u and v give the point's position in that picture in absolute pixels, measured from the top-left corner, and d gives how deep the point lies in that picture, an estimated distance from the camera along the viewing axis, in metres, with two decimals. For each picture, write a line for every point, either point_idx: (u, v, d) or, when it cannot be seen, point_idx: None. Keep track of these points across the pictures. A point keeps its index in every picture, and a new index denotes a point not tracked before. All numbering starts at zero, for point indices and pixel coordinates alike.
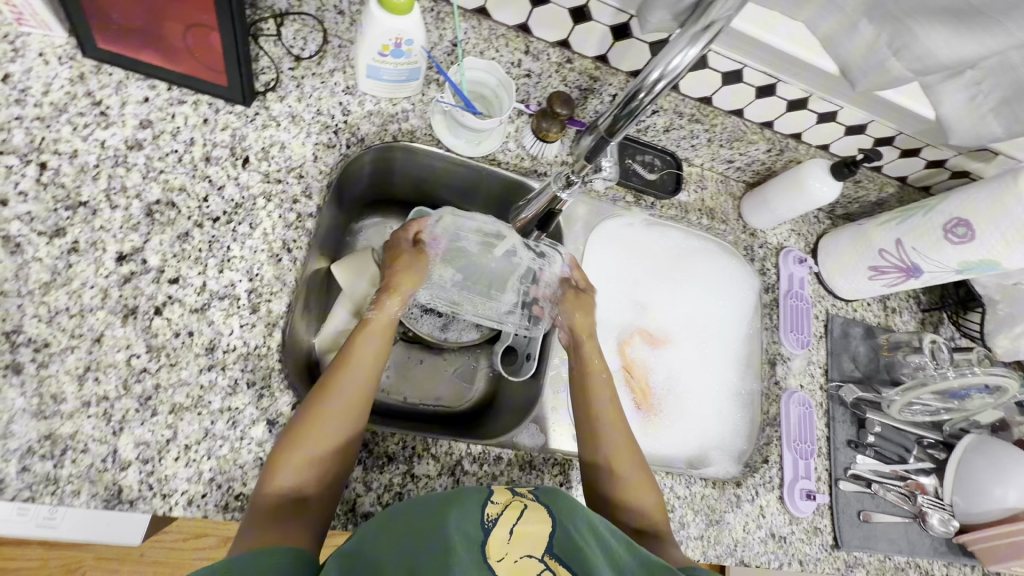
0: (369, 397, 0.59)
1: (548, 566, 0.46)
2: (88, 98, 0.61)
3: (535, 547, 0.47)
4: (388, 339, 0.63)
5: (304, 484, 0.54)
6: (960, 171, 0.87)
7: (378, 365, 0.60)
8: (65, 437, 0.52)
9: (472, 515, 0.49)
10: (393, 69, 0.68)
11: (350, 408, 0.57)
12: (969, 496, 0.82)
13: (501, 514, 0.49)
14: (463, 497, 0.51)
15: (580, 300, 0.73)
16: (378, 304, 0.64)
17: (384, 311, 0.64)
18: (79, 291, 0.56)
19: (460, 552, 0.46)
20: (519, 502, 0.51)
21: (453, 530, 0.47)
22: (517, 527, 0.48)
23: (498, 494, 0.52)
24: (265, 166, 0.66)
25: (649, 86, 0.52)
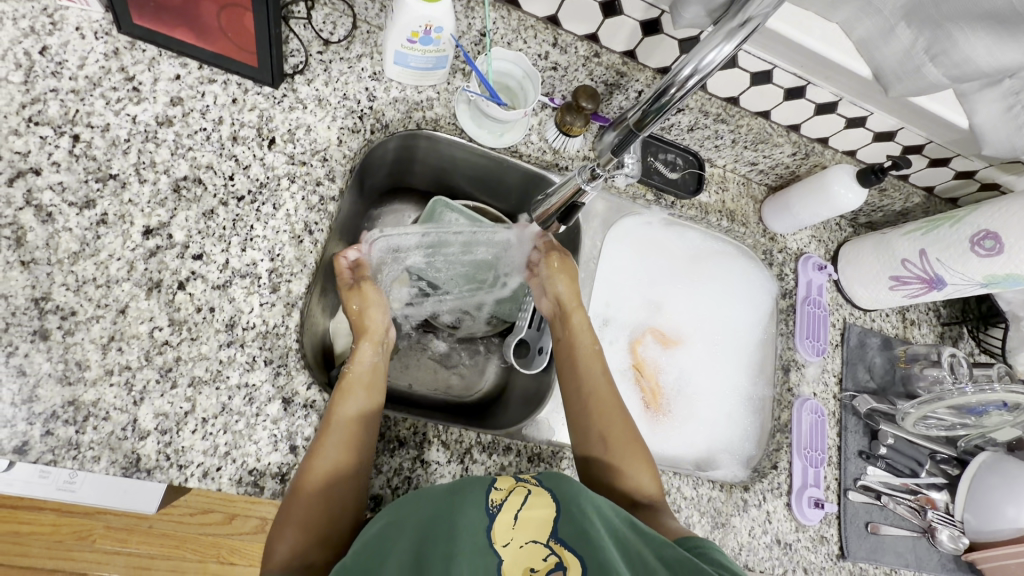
0: (360, 445, 0.59)
1: (553, 551, 0.47)
2: (121, 73, 0.62)
3: (539, 532, 0.48)
4: (369, 383, 0.64)
5: (309, 550, 0.53)
6: (989, 184, 0.85)
7: (364, 409, 0.61)
8: (88, 404, 0.54)
9: (477, 500, 0.50)
10: (420, 56, 0.68)
11: (340, 460, 0.56)
12: (981, 514, 0.81)
13: (505, 500, 0.50)
14: (468, 486, 0.52)
15: (559, 269, 0.76)
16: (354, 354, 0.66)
17: (359, 361, 0.66)
18: (106, 262, 0.57)
19: (464, 534, 0.47)
20: (523, 488, 0.52)
21: (459, 514, 0.49)
22: (522, 513, 0.49)
23: (502, 482, 0.54)
24: (291, 147, 0.67)
25: (681, 82, 0.51)
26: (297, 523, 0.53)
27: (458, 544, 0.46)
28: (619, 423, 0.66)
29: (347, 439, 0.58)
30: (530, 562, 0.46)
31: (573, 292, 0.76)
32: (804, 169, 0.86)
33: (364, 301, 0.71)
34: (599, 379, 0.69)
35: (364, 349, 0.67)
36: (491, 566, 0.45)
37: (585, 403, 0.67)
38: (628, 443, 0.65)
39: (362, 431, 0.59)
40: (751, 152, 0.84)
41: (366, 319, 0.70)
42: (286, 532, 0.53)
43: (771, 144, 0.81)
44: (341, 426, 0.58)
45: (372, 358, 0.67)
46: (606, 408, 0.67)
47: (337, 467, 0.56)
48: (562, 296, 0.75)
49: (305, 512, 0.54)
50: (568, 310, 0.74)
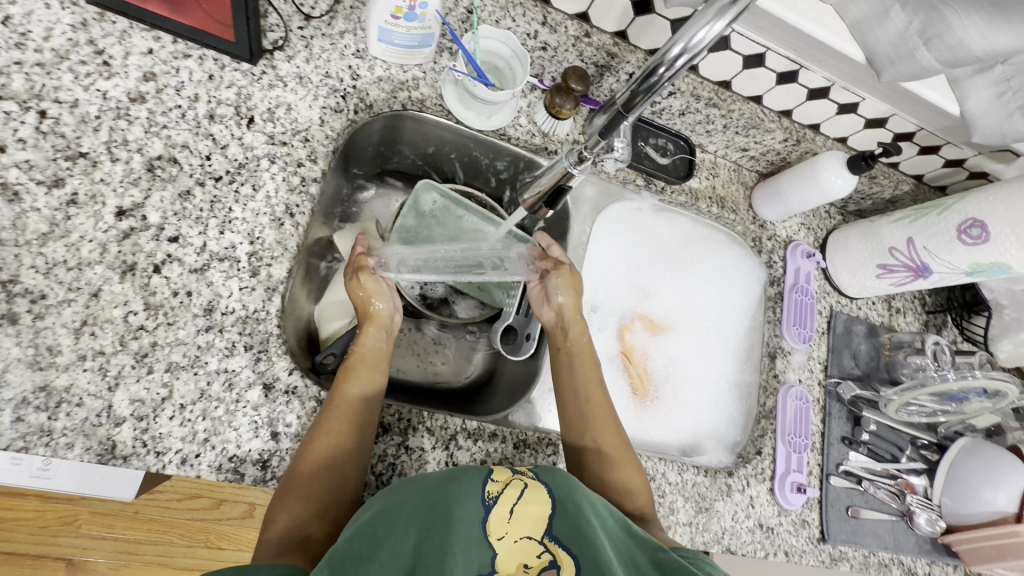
0: (363, 426, 0.59)
1: (547, 548, 0.47)
2: (90, 46, 0.59)
3: (533, 528, 0.48)
4: (371, 366, 0.63)
5: (309, 523, 0.53)
6: (978, 172, 0.85)
7: (368, 390, 0.61)
8: (61, 389, 0.52)
9: (472, 490, 0.49)
10: (405, 34, 0.66)
11: (342, 439, 0.57)
12: (958, 498, 0.83)
13: (501, 493, 0.49)
14: (463, 475, 0.51)
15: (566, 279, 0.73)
16: (360, 337, 0.66)
17: (365, 343, 0.65)
18: (77, 244, 0.55)
19: (460, 525, 0.46)
20: (519, 481, 0.51)
21: (454, 505, 0.48)
22: (517, 507, 0.48)
23: (498, 473, 0.52)
24: (271, 127, 0.65)
25: (670, 61, 0.50)
26: (298, 497, 0.53)
27: (453, 535, 0.46)
28: (615, 438, 0.65)
29: (351, 419, 0.58)
30: (523, 557, 0.47)
31: (576, 304, 0.72)
32: (795, 155, 0.85)
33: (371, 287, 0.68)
34: (595, 390, 0.68)
35: (369, 333, 0.67)
36: (485, 558, 0.46)
37: (581, 416, 0.67)
38: (623, 454, 0.65)
39: (365, 411, 0.60)
40: (742, 138, 0.83)
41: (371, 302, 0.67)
42: (287, 504, 0.53)
43: (762, 130, 0.80)
44: (347, 406, 0.58)
45: (377, 341, 0.66)
46: (603, 422, 0.66)
47: (340, 446, 0.56)
48: (565, 308, 0.72)
49: (307, 488, 0.54)
50: (569, 323, 0.72)
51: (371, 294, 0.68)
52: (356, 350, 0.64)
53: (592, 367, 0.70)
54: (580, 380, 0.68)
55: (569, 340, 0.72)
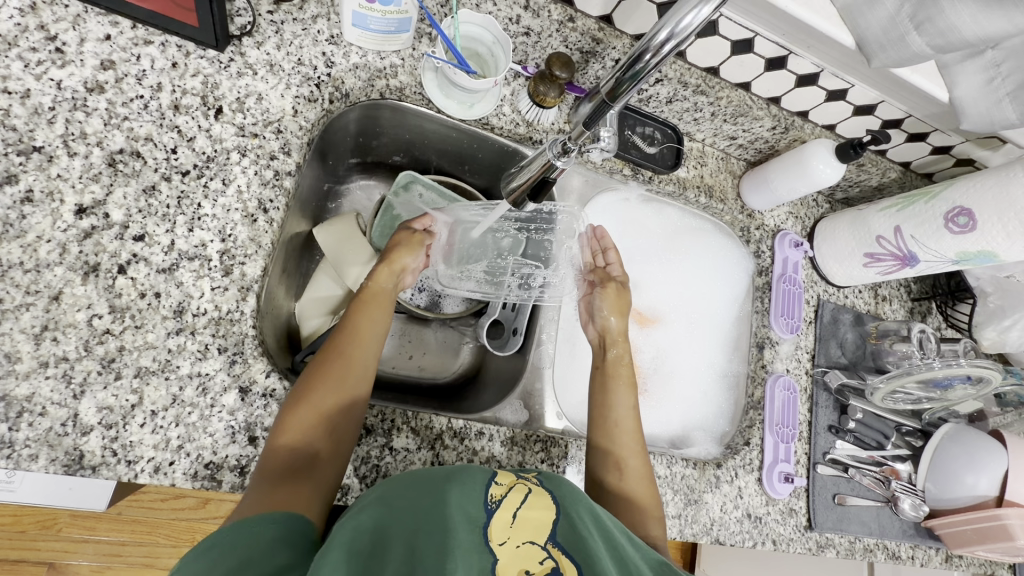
0: (372, 356, 0.62)
1: (551, 555, 0.45)
2: (41, 32, 0.55)
3: (535, 534, 0.46)
4: (380, 305, 0.65)
5: (316, 440, 0.54)
6: (964, 159, 0.85)
7: (378, 326, 0.64)
8: (21, 399, 0.50)
9: (475, 494, 0.48)
10: (381, 18, 0.63)
11: (354, 365, 0.59)
12: (941, 483, 0.84)
13: (504, 497, 0.49)
14: (466, 476, 0.50)
15: (619, 297, 0.77)
16: (373, 275, 0.68)
17: (377, 282, 0.67)
18: (34, 244, 0.52)
19: (462, 529, 0.45)
20: (523, 485, 0.51)
21: (456, 507, 0.46)
22: (519, 512, 0.48)
23: (502, 477, 0.52)
24: (240, 118, 0.62)
25: (656, 47, 0.47)
26: (310, 410, 0.54)
27: (453, 539, 0.43)
28: (636, 462, 0.65)
29: (361, 351, 0.61)
30: (526, 563, 0.44)
31: (621, 326, 0.75)
32: (783, 143, 0.84)
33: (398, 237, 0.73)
34: (625, 411, 0.68)
35: (382, 273, 0.68)
36: (486, 563, 0.43)
37: (608, 435, 0.66)
38: (644, 484, 0.64)
39: (375, 348, 0.62)
40: (730, 126, 0.81)
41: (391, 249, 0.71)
42: (298, 415, 0.54)
43: (750, 117, 0.79)
44: (358, 334, 0.62)
45: (389, 282, 0.68)
46: (629, 444, 0.66)
47: (354, 373, 0.59)
48: (608, 329, 0.75)
49: (319, 404, 0.55)
50: (613, 342, 0.74)
51: (402, 245, 0.72)
52: (366, 286, 0.67)
53: (630, 393, 0.70)
54: (617, 396, 0.69)
55: (610, 358, 0.74)
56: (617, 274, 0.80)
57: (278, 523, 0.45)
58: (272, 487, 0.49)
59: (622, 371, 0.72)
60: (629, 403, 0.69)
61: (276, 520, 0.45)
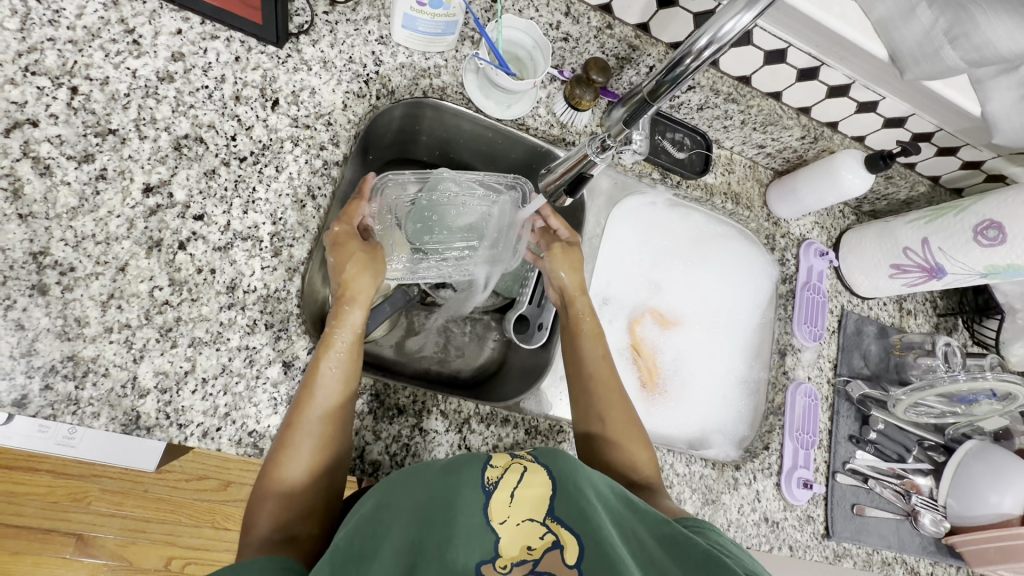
0: (342, 411, 0.57)
1: (550, 529, 0.47)
2: (121, 26, 0.60)
3: (535, 511, 0.49)
4: (347, 354, 0.59)
5: (294, 521, 0.53)
6: (995, 175, 0.85)
7: (348, 384, 0.58)
8: (88, 359, 0.53)
9: (468, 478, 0.51)
10: (429, 21, 0.67)
11: (323, 436, 0.55)
12: (964, 499, 0.83)
13: (501, 478, 0.51)
14: (463, 464, 0.52)
15: (567, 258, 0.76)
16: (338, 317, 0.61)
17: (344, 324, 0.61)
18: (105, 219, 0.56)
19: (461, 513, 0.48)
20: (519, 465, 0.52)
21: (452, 497, 0.49)
22: (517, 492, 0.50)
23: (499, 458, 0.54)
24: (295, 110, 0.65)
25: (697, 52, 0.49)
26: (281, 491, 0.52)
27: (455, 527, 0.46)
28: (619, 412, 0.66)
29: (326, 415, 0.55)
30: (528, 539, 0.47)
31: (577, 281, 0.75)
32: (812, 153, 0.85)
33: (355, 261, 0.64)
34: (598, 357, 0.70)
35: (351, 313, 0.62)
36: (489, 544, 0.46)
37: (590, 398, 0.67)
38: (626, 428, 0.65)
39: (345, 406, 0.57)
40: (760, 134, 0.83)
41: (351, 282, 0.63)
42: (267, 507, 0.52)
43: (780, 126, 0.80)
44: (324, 396, 0.56)
45: (358, 323, 0.62)
46: (609, 393, 0.67)
47: (318, 443, 0.54)
48: (565, 285, 0.75)
49: (288, 486, 0.52)
50: (573, 298, 0.74)
51: (364, 272, 0.64)
52: (332, 331, 0.60)
53: (596, 341, 0.71)
54: (586, 352, 0.70)
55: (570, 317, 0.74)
56: (564, 236, 0.79)
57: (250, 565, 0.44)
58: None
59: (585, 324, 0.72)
60: (601, 353, 0.70)
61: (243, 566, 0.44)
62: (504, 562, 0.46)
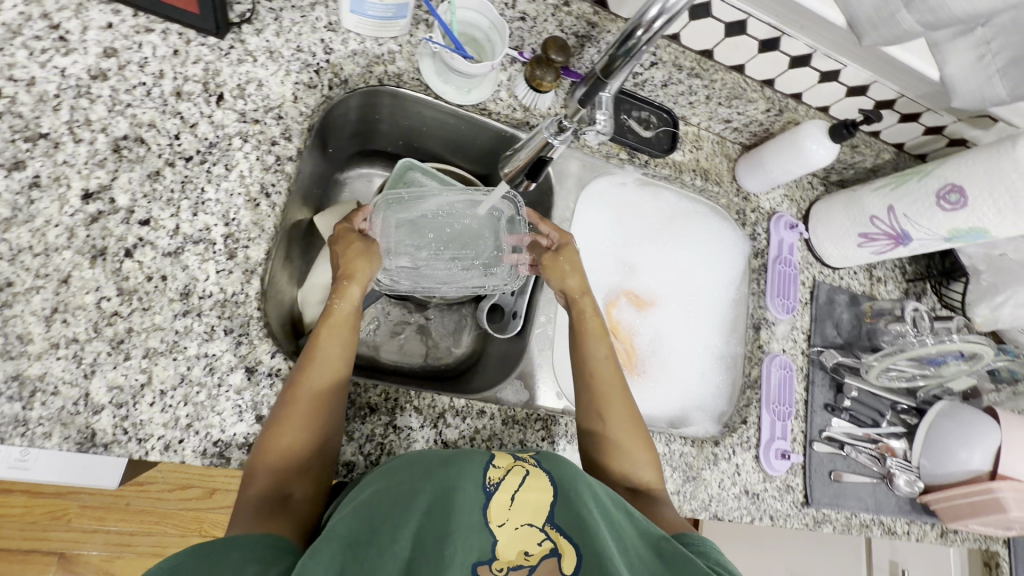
0: (342, 379, 0.57)
1: (549, 536, 0.47)
2: (45, 21, 0.56)
3: (534, 516, 0.48)
4: (346, 327, 0.60)
5: (289, 483, 0.52)
6: (957, 139, 0.86)
7: (347, 354, 0.59)
8: (34, 378, 0.51)
9: (471, 476, 0.50)
10: (379, 4, 0.64)
11: (323, 401, 0.55)
12: (936, 458, 0.86)
13: (503, 480, 0.50)
14: (465, 460, 0.51)
15: (561, 262, 0.73)
16: (339, 292, 0.62)
17: (346, 300, 0.62)
18: (42, 229, 0.53)
19: (460, 509, 0.47)
20: (521, 468, 0.52)
21: (453, 492, 0.48)
22: (518, 495, 0.49)
23: (500, 459, 0.53)
24: (242, 104, 0.62)
25: (647, 24, 0.48)
26: (280, 453, 0.52)
27: (454, 525, 0.46)
28: (622, 424, 0.64)
29: (328, 379, 0.56)
30: (525, 544, 0.47)
31: (581, 282, 0.72)
32: (778, 126, 0.85)
33: (352, 249, 0.66)
34: (603, 361, 0.67)
35: (351, 290, 0.63)
36: (486, 545, 0.46)
37: (594, 402, 0.65)
38: (632, 431, 0.64)
39: (344, 376, 0.58)
40: (725, 109, 0.82)
41: (351, 265, 0.65)
42: (265, 463, 0.52)
43: (744, 100, 0.79)
44: (326, 362, 0.56)
45: (358, 300, 0.63)
46: (614, 398, 0.65)
47: (319, 404, 0.54)
48: (567, 288, 0.72)
49: (286, 444, 0.53)
50: (576, 301, 0.71)
51: (358, 255, 0.66)
52: (333, 305, 0.61)
53: (602, 341, 0.69)
54: (592, 356, 0.67)
55: (574, 317, 0.71)
56: (558, 240, 0.75)
57: (240, 546, 0.44)
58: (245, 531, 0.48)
59: (590, 323, 0.70)
60: (605, 354, 0.68)
61: (233, 547, 0.43)
62: (501, 565, 0.45)
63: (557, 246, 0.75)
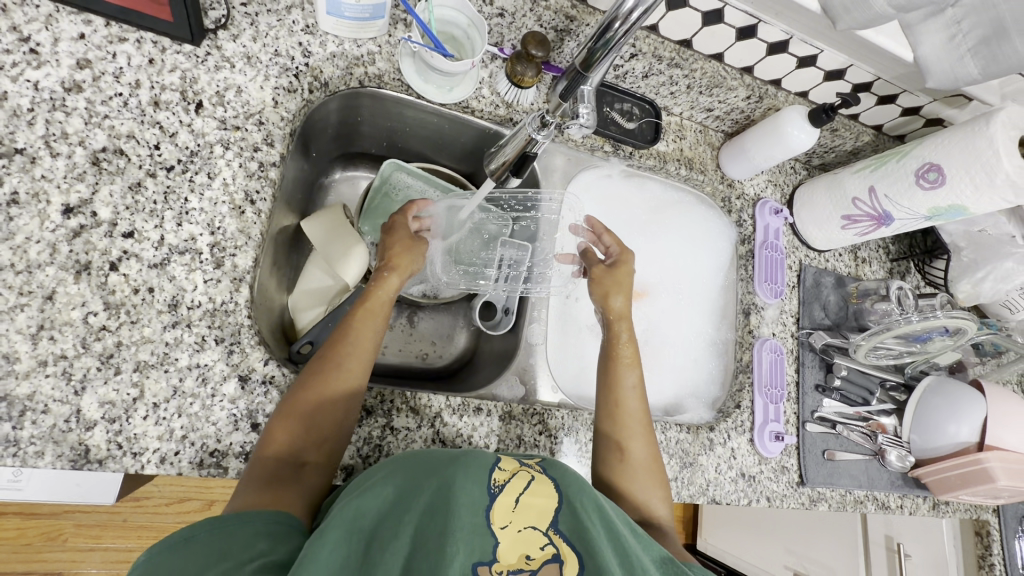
0: (371, 361, 0.60)
1: (551, 541, 0.47)
2: (14, 35, 0.55)
3: (538, 520, 0.48)
4: (381, 314, 0.63)
5: (306, 449, 0.54)
6: (933, 119, 0.88)
7: (377, 339, 0.61)
8: (23, 398, 0.50)
9: (478, 476, 0.50)
10: (355, 5, 0.63)
11: (352, 378, 0.57)
12: (925, 433, 0.87)
13: (507, 482, 0.50)
14: (472, 462, 0.52)
15: (608, 279, 0.75)
16: (380, 280, 0.65)
17: (384, 288, 0.65)
18: (23, 246, 0.52)
19: (462, 512, 0.46)
20: (526, 473, 0.53)
21: (459, 493, 0.48)
22: (523, 497, 0.49)
23: (505, 463, 0.54)
24: (221, 111, 0.62)
25: (625, 14, 0.48)
26: (300, 423, 0.53)
27: (455, 523, 0.45)
28: (642, 453, 0.65)
29: (360, 359, 0.59)
30: (527, 547, 0.46)
31: (624, 304, 0.74)
32: (759, 113, 0.86)
33: (399, 243, 0.69)
34: (632, 391, 0.68)
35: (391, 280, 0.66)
36: (487, 546, 0.45)
37: (616, 422, 0.66)
38: (651, 464, 0.65)
39: (372, 359, 0.60)
40: (706, 97, 0.83)
41: (396, 256, 0.68)
42: (287, 426, 0.53)
43: (725, 88, 0.80)
44: (362, 340, 0.60)
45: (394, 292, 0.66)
46: (639, 428, 0.66)
47: (347, 379, 0.57)
48: (610, 306, 0.73)
49: (312, 411, 0.54)
50: (614, 321, 0.73)
51: (400, 247, 0.69)
52: (372, 291, 0.64)
53: (636, 371, 0.69)
54: (627, 381, 0.68)
55: (609, 339, 0.72)
56: (613, 255, 0.77)
57: (255, 519, 0.45)
58: (259, 489, 0.49)
59: (623, 351, 0.70)
60: (633, 383, 0.68)
61: (248, 519, 0.45)
62: (501, 568, 0.44)
63: (613, 262, 0.77)
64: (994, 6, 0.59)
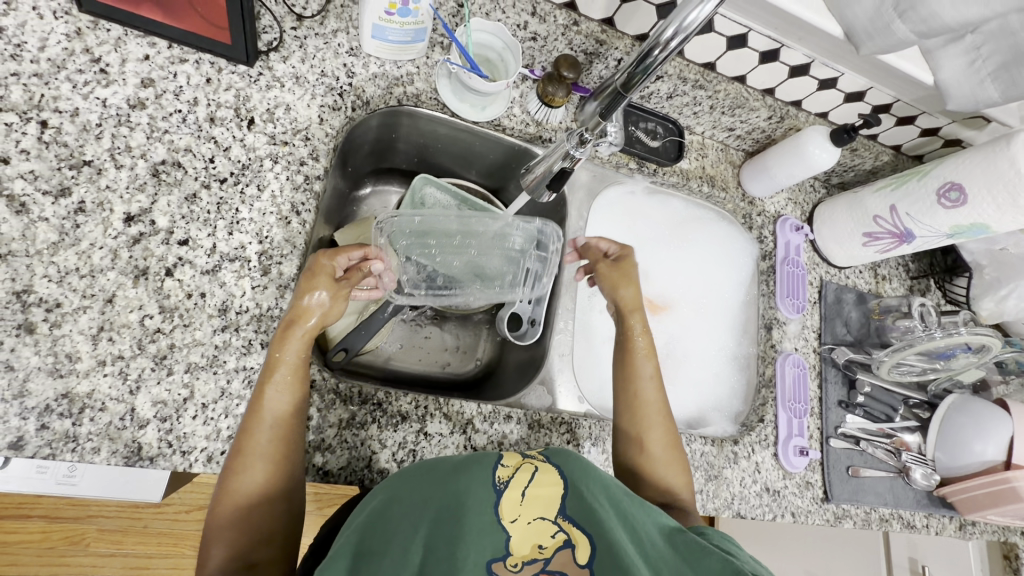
0: (291, 430, 0.55)
1: (562, 528, 0.48)
2: (86, 55, 0.59)
3: (547, 509, 0.49)
4: (290, 375, 0.56)
5: (249, 551, 0.51)
6: (952, 140, 0.89)
7: (296, 400, 0.56)
8: (83, 396, 0.53)
9: (478, 479, 0.50)
10: (399, 29, 0.67)
11: (273, 461, 0.53)
12: (950, 452, 0.87)
13: (512, 477, 0.50)
14: (474, 462, 0.52)
15: (614, 275, 0.74)
16: (281, 342, 0.56)
17: (289, 349, 0.56)
18: (87, 252, 0.55)
19: (471, 512, 0.47)
20: (530, 465, 0.52)
21: (464, 497, 0.48)
22: (528, 491, 0.49)
23: (509, 459, 0.54)
24: (271, 128, 0.65)
25: (664, 43, 0.51)
26: (229, 529, 0.51)
27: (464, 526, 0.46)
28: (659, 440, 0.66)
29: (276, 436, 0.54)
30: (540, 538, 0.47)
31: (633, 296, 0.74)
32: (780, 132, 0.88)
33: (310, 288, 0.59)
34: (650, 384, 0.68)
35: (296, 335, 0.57)
36: (499, 542, 0.46)
37: (638, 413, 0.67)
38: (669, 450, 0.66)
39: (294, 426, 0.55)
40: (729, 118, 0.86)
41: (304, 304, 0.59)
42: (217, 539, 0.50)
43: (747, 109, 0.83)
44: (274, 416, 0.54)
45: (301, 346, 0.57)
46: (654, 419, 0.66)
47: (265, 464, 0.53)
48: (622, 301, 0.73)
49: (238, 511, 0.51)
50: (630, 315, 0.73)
51: (310, 287, 0.59)
52: (276, 358, 0.56)
53: (652, 362, 0.70)
54: (646, 372, 0.69)
55: (624, 333, 0.72)
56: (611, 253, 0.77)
57: None
58: None
59: (638, 343, 0.71)
60: (651, 374, 0.69)
61: None
62: (515, 560, 0.45)
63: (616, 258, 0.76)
64: (1014, 33, 0.61)
